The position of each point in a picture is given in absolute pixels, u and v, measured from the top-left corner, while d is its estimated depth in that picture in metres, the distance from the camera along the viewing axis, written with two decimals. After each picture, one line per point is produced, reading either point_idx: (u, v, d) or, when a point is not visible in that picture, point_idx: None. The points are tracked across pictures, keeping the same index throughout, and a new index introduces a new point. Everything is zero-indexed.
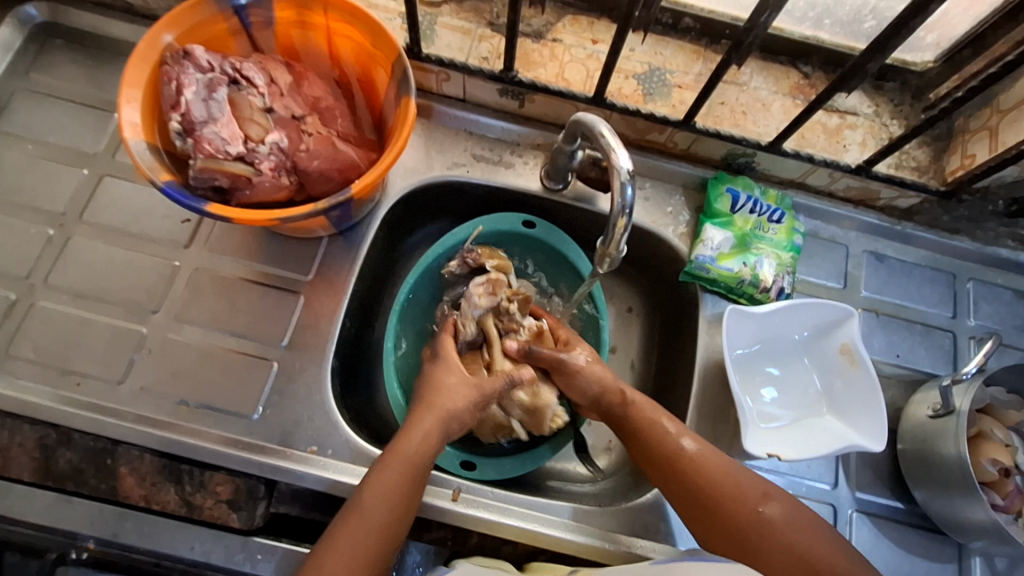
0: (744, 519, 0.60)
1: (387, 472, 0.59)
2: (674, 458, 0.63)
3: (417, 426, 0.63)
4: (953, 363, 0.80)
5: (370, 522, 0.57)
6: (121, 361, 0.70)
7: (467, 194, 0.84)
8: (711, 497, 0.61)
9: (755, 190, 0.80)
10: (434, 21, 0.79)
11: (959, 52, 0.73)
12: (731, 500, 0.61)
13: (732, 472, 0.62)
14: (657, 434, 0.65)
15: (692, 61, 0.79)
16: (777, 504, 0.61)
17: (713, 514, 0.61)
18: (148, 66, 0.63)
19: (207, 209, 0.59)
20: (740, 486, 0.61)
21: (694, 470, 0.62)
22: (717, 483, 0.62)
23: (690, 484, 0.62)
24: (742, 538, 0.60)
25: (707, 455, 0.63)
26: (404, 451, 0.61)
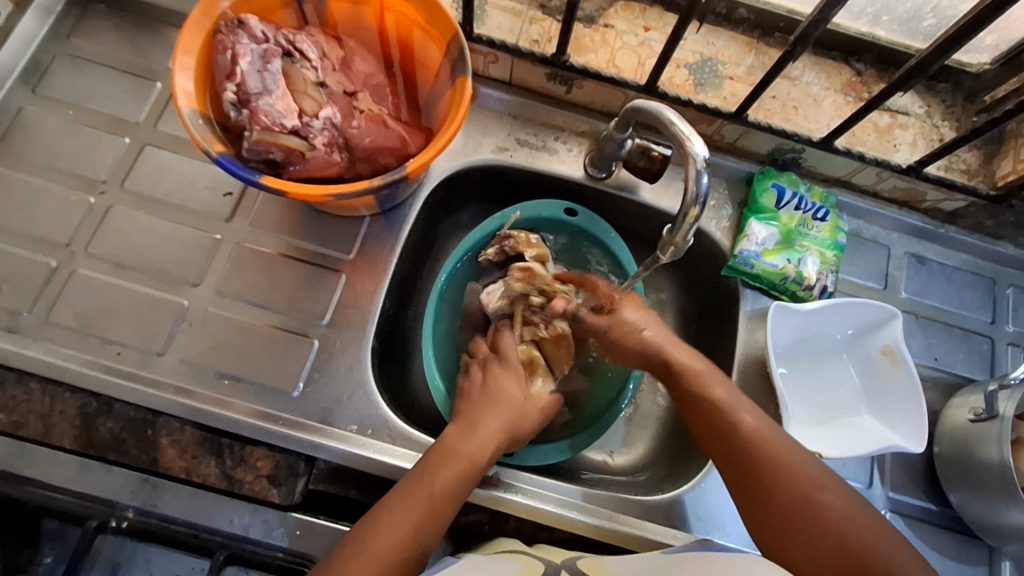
0: (797, 502, 0.56)
1: (445, 466, 0.60)
2: (733, 426, 0.60)
3: (480, 427, 0.64)
4: (991, 368, 0.79)
5: (421, 510, 0.56)
6: (161, 332, 0.70)
7: (508, 179, 0.83)
8: (764, 472, 0.58)
9: (801, 186, 0.79)
10: (485, 1, 0.77)
11: (1019, 54, 0.72)
12: (785, 478, 0.57)
13: (791, 450, 0.59)
14: (714, 400, 0.61)
15: (744, 53, 0.78)
16: (835, 495, 0.56)
17: (760, 487, 0.58)
18: (201, 33, 0.62)
19: (262, 181, 0.58)
20: (797, 467, 0.58)
21: (751, 442, 0.59)
22: (772, 457, 0.58)
23: (743, 456, 0.59)
24: (789, 518, 0.56)
25: (769, 430, 0.60)
26: (465, 448, 0.61)
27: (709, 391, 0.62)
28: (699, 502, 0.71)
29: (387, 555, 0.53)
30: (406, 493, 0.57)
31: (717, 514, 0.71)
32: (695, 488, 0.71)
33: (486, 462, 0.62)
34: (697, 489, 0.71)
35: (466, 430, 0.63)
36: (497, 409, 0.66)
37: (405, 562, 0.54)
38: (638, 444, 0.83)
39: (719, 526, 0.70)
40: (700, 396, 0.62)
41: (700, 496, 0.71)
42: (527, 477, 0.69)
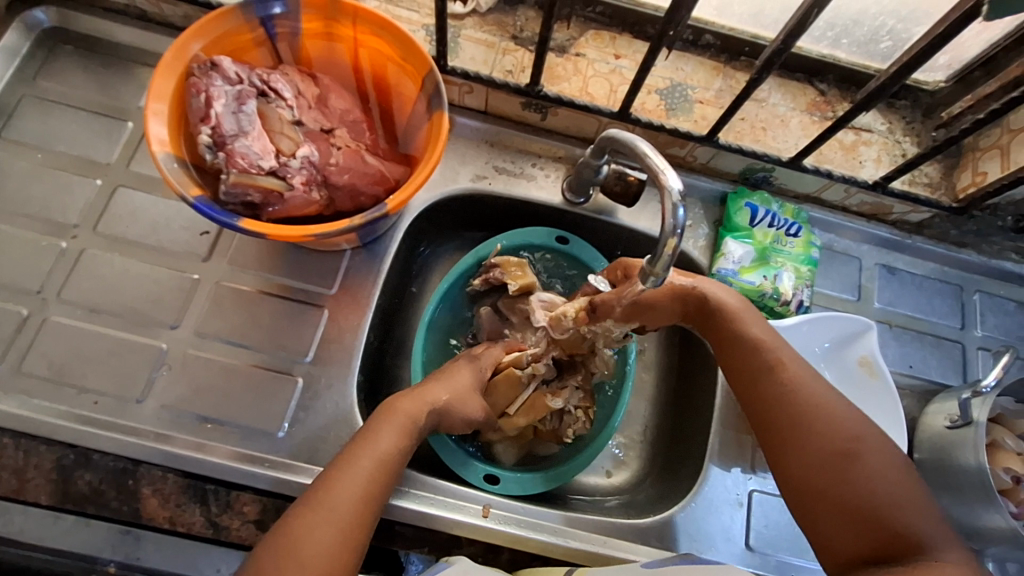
0: (836, 441, 0.56)
1: (385, 429, 0.60)
2: (770, 373, 0.62)
3: (421, 391, 0.65)
4: (963, 373, 0.82)
5: (369, 468, 0.57)
6: (140, 378, 0.68)
7: (489, 206, 0.84)
8: (790, 416, 0.59)
9: (773, 204, 0.81)
10: (458, 34, 0.78)
11: (971, 72, 0.75)
12: (817, 427, 0.57)
13: (831, 402, 0.59)
14: (753, 344, 0.64)
15: (712, 77, 0.80)
16: (872, 455, 0.55)
17: (788, 430, 0.59)
18: (174, 77, 0.61)
19: (241, 224, 0.58)
20: (835, 417, 0.58)
21: (784, 386, 0.61)
22: (805, 405, 0.59)
23: (776, 398, 0.60)
24: (818, 462, 0.56)
25: (812, 380, 0.61)
26: (403, 412, 0.62)
27: (751, 336, 0.65)
28: (692, 521, 0.71)
29: (339, 517, 0.53)
30: (352, 457, 0.57)
31: (709, 533, 0.71)
32: (685, 508, 0.72)
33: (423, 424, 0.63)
34: (688, 509, 0.72)
35: (409, 393, 0.64)
36: (443, 379, 0.68)
37: (357, 524, 0.54)
38: (629, 465, 0.83)
39: (713, 545, 0.71)
40: (743, 342, 0.65)
41: (692, 516, 0.72)
42: (518, 507, 0.70)
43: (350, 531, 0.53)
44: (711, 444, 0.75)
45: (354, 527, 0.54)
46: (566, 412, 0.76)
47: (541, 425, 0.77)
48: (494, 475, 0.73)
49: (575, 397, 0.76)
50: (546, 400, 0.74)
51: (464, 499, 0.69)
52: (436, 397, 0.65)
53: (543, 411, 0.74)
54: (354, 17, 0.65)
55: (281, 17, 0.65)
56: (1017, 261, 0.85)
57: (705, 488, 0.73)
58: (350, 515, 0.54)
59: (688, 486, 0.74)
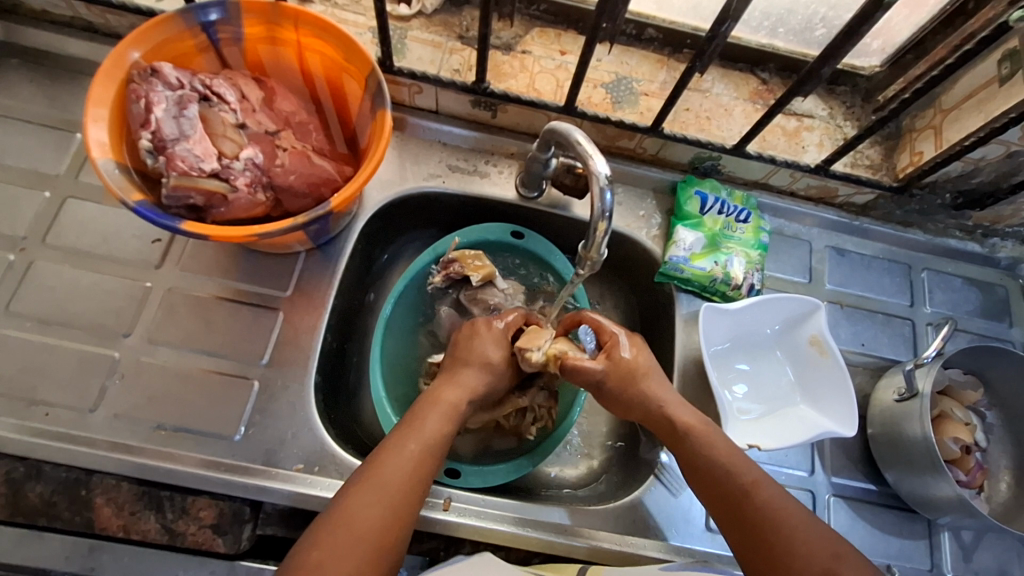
0: (818, 560, 0.54)
1: (440, 408, 0.63)
2: (743, 499, 0.59)
3: (460, 380, 0.66)
4: (914, 348, 0.84)
5: (418, 449, 0.59)
6: (92, 388, 0.68)
7: (444, 204, 0.85)
8: (772, 544, 0.56)
9: (722, 192, 0.83)
10: (404, 35, 0.79)
11: (903, 56, 0.77)
12: (799, 548, 0.55)
13: (806, 519, 0.57)
14: (724, 466, 0.61)
15: (656, 70, 0.82)
16: (851, 572, 0.54)
17: (775, 561, 0.55)
18: (114, 83, 0.62)
19: (182, 227, 0.58)
20: (812, 536, 0.56)
21: (764, 511, 0.57)
22: (783, 525, 0.56)
23: (756, 526, 0.57)
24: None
25: (785, 496, 0.59)
26: (451, 399, 0.64)
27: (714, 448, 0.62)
28: (654, 504, 0.72)
29: (387, 499, 0.55)
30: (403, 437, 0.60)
31: (670, 516, 0.72)
32: (646, 491, 0.72)
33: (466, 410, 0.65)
34: (649, 493, 0.72)
35: (448, 383, 0.66)
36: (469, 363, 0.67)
37: (399, 507, 0.56)
38: (592, 455, 0.84)
39: (675, 527, 0.72)
40: (723, 467, 0.61)
41: (652, 499, 0.72)
42: (480, 498, 0.69)
43: (396, 508, 0.55)
44: None
45: (403, 504, 0.56)
46: (528, 411, 0.76)
47: (505, 421, 0.77)
48: (455, 468, 0.72)
49: (540, 399, 0.76)
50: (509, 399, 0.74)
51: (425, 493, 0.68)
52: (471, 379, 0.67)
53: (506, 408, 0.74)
54: (295, 20, 0.66)
55: (221, 23, 0.66)
56: (961, 237, 0.88)
57: (666, 471, 0.74)
58: (398, 493, 0.56)
59: (649, 470, 0.75)
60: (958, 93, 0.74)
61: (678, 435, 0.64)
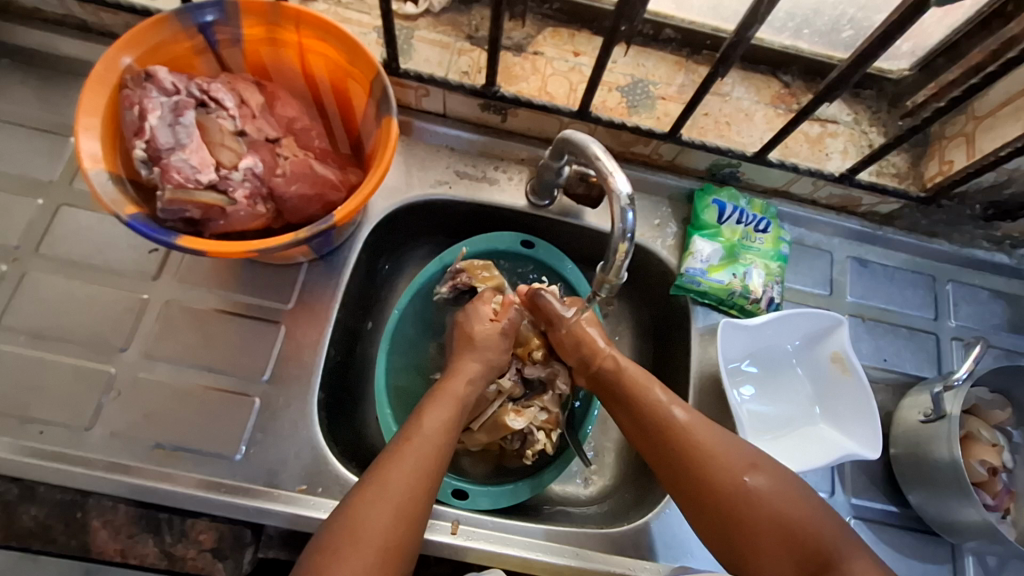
0: (740, 484, 0.58)
1: (427, 430, 0.59)
2: (668, 432, 0.62)
3: (461, 371, 0.67)
4: (938, 364, 0.80)
5: (410, 481, 0.55)
6: (88, 405, 0.65)
7: (452, 211, 0.81)
8: (690, 468, 0.60)
9: (741, 200, 0.79)
10: (411, 35, 0.76)
11: (935, 59, 0.74)
12: (721, 478, 0.58)
13: (723, 441, 0.61)
14: (656, 410, 0.63)
15: (674, 72, 0.79)
16: (764, 478, 0.58)
17: (704, 489, 0.59)
18: (107, 90, 0.59)
19: (177, 242, 0.55)
20: (727, 454, 0.60)
21: (680, 437, 0.61)
22: (711, 460, 0.59)
23: (673, 452, 0.61)
24: (726, 505, 0.58)
25: (699, 420, 0.62)
26: (454, 392, 0.64)
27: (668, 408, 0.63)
28: (667, 527, 0.70)
29: (381, 538, 0.52)
30: (391, 467, 0.56)
31: (684, 539, 0.70)
32: (659, 513, 0.70)
33: (471, 401, 0.66)
34: (662, 514, 0.70)
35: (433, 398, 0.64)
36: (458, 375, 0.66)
37: (399, 543, 0.53)
38: (603, 473, 0.81)
39: (688, 551, 0.69)
40: (638, 400, 0.65)
41: (666, 521, 0.70)
42: (488, 521, 0.67)
43: (385, 547, 0.52)
44: None
45: (388, 541, 0.52)
46: (529, 432, 0.73)
47: (505, 444, 0.75)
48: (462, 489, 0.70)
49: (539, 418, 0.73)
50: (508, 418, 0.71)
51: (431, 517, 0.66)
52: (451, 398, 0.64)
53: (505, 430, 0.72)
54: (297, 21, 0.63)
55: (219, 24, 0.62)
56: (988, 248, 0.85)
57: None
58: (381, 532, 0.52)
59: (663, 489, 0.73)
60: (993, 100, 0.70)
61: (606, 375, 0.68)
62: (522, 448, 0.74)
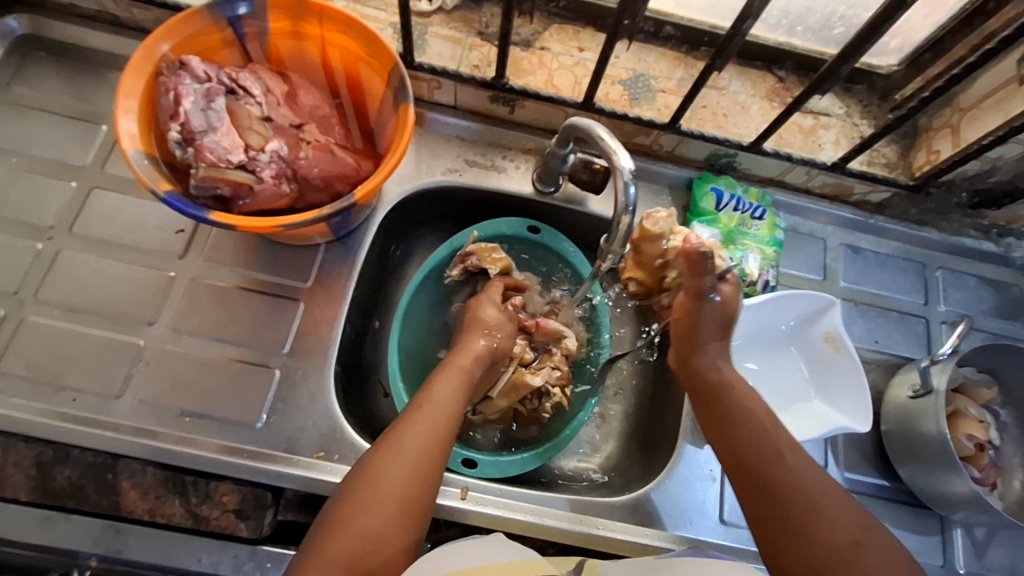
0: (842, 537, 0.54)
1: (438, 397, 0.63)
2: (771, 462, 0.59)
3: (468, 347, 0.70)
4: (927, 346, 0.84)
5: (422, 442, 0.58)
6: (117, 375, 0.69)
7: (462, 198, 0.86)
8: (792, 512, 0.56)
9: (738, 189, 0.83)
10: (425, 31, 0.80)
11: (921, 55, 0.78)
12: (824, 525, 0.55)
13: (830, 493, 0.57)
14: (764, 435, 0.62)
15: (674, 67, 0.83)
16: (876, 548, 0.53)
17: (799, 526, 0.55)
18: (143, 76, 0.63)
19: (210, 217, 0.59)
20: (837, 509, 0.56)
21: (789, 479, 0.58)
22: (811, 501, 0.56)
23: (775, 483, 0.58)
24: (828, 559, 0.53)
25: (813, 466, 0.60)
26: (459, 365, 0.67)
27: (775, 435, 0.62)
28: (666, 498, 0.73)
29: (397, 494, 0.55)
30: (403, 430, 0.59)
31: (683, 508, 0.73)
32: (659, 484, 0.73)
33: (477, 375, 0.69)
34: (662, 485, 0.73)
35: (459, 351, 0.70)
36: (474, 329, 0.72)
37: (414, 498, 0.56)
38: (606, 448, 0.84)
39: (686, 520, 0.72)
40: (750, 424, 0.63)
41: (665, 492, 0.73)
42: (497, 488, 0.70)
43: (402, 504, 0.55)
44: (682, 421, 0.76)
45: (406, 498, 0.55)
46: (544, 391, 0.77)
47: (522, 406, 0.78)
48: (472, 458, 0.73)
49: (553, 376, 0.77)
50: (525, 379, 0.75)
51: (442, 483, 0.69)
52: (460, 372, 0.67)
53: (524, 390, 0.75)
54: (320, 15, 0.67)
55: (248, 18, 0.67)
56: (976, 237, 0.88)
57: (680, 465, 0.74)
58: (398, 488, 0.55)
59: (664, 461, 0.76)
60: (976, 93, 0.74)
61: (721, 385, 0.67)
62: (536, 408, 0.79)
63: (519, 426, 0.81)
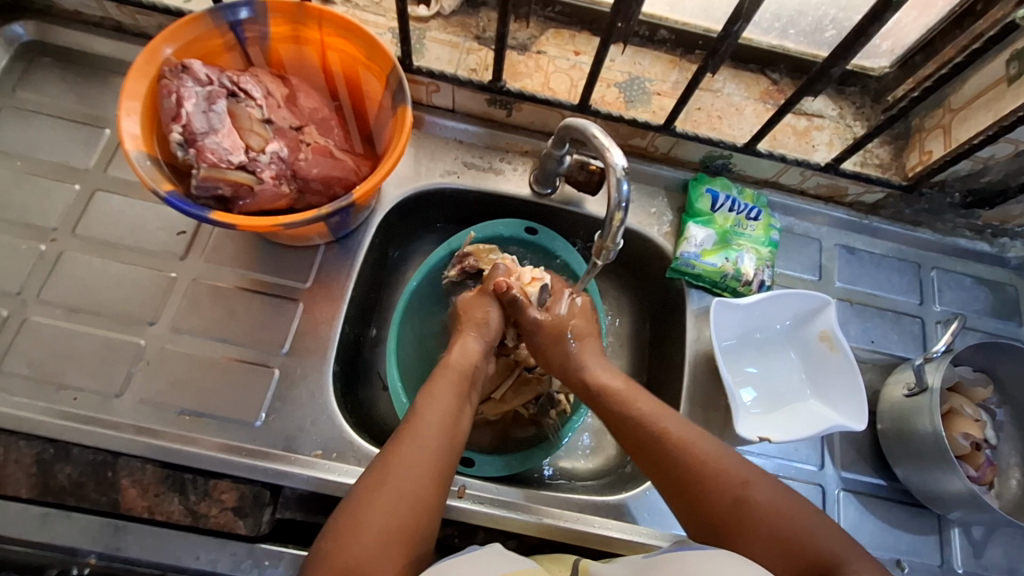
0: (730, 492, 0.57)
1: (431, 414, 0.61)
2: (658, 443, 0.62)
3: (461, 348, 0.71)
4: (923, 346, 0.84)
5: (416, 463, 0.57)
6: (118, 374, 0.70)
7: (459, 200, 0.86)
8: (683, 483, 0.60)
9: (733, 190, 0.84)
10: (423, 35, 0.82)
11: (912, 57, 0.79)
12: (713, 485, 0.58)
13: (714, 452, 0.61)
14: (637, 421, 0.64)
15: (668, 70, 0.84)
16: (761, 490, 0.57)
17: (692, 493, 0.59)
18: (147, 79, 0.64)
19: (211, 216, 0.60)
20: (724, 465, 0.59)
21: (673, 453, 0.61)
22: (695, 465, 0.60)
23: (670, 466, 0.61)
24: (722, 520, 0.57)
25: (694, 434, 0.62)
26: (452, 373, 0.67)
27: (657, 423, 0.63)
28: (662, 497, 0.73)
29: (390, 520, 0.53)
30: (395, 452, 0.58)
31: None
32: (656, 483, 0.73)
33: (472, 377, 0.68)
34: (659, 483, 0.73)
35: (452, 352, 0.70)
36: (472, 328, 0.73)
37: (411, 521, 0.54)
38: (604, 448, 0.85)
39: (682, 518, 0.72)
40: (628, 415, 0.65)
41: (662, 491, 0.73)
42: (493, 486, 0.70)
43: (397, 528, 0.53)
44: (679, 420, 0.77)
45: (401, 523, 0.54)
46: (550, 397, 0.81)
47: (524, 409, 0.80)
48: (469, 457, 0.74)
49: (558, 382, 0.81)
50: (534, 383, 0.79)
51: None
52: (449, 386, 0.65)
53: (530, 392, 0.79)
54: (320, 19, 0.68)
55: (249, 22, 0.68)
56: (971, 237, 0.89)
57: None
58: (392, 513, 0.54)
59: None
60: (967, 93, 0.75)
61: (592, 392, 0.70)
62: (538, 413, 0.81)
63: (516, 427, 0.81)
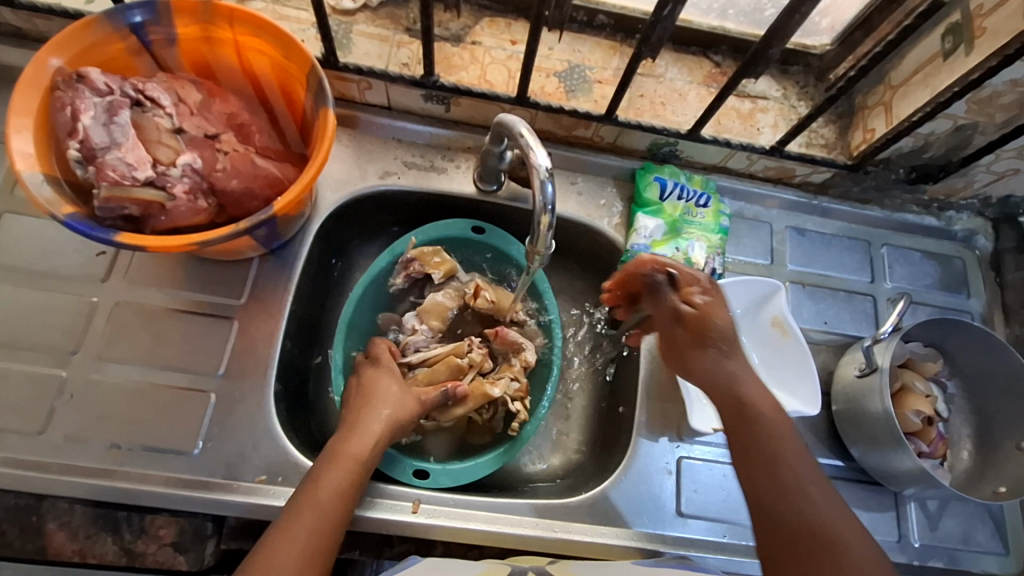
0: (799, 497, 0.55)
1: (315, 503, 0.56)
2: (745, 426, 0.59)
3: (366, 422, 0.63)
4: (876, 324, 0.84)
5: (298, 558, 0.53)
6: (39, 411, 0.65)
7: (402, 202, 0.83)
8: (761, 473, 0.57)
9: (681, 177, 0.82)
10: (349, 30, 0.77)
11: (852, 34, 0.78)
12: (785, 485, 0.56)
13: (798, 452, 0.58)
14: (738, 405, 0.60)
15: (609, 57, 0.81)
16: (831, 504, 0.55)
17: (762, 485, 0.57)
18: (39, 92, 0.59)
19: (117, 238, 0.55)
20: (802, 475, 0.56)
21: (765, 441, 0.58)
22: (780, 459, 0.57)
23: (759, 455, 0.57)
24: (785, 519, 0.55)
25: (778, 437, 0.58)
26: (350, 451, 0.61)
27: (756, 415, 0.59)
28: (623, 496, 0.72)
29: None
30: (275, 547, 0.53)
31: (641, 502, 0.72)
32: (614, 483, 0.72)
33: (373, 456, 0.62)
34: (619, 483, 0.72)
35: (351, 431, 0.62)
36: (373, 404, 0.65)
37: None
38: (565, 445, 0.84)
39: (644, 515, 0.72)
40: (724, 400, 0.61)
41: (623, 490, 0.72)
42: (450, 498, 0.69)
43: None
44: (636, 416, 0.76)
45: None
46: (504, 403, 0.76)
47: (477, 416, 0.78)
48: (423, 470, 0.71)
49: (511, 388, 0.76)
50: (485, 389, 0.74)
51: (392, 497, 0.68)
52: (344, 467, 0.59)
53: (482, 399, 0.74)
54: (230, 19, 0.64)
55: (150, 25, 0.63)
56: (918, 212, 0.89)
57: (637, 461, 0.74)
58: None
59: (620, 458, 0.75)
60: (906, 69, 0.74)
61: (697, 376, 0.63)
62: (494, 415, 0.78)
63: (472, 432, 0.79)
